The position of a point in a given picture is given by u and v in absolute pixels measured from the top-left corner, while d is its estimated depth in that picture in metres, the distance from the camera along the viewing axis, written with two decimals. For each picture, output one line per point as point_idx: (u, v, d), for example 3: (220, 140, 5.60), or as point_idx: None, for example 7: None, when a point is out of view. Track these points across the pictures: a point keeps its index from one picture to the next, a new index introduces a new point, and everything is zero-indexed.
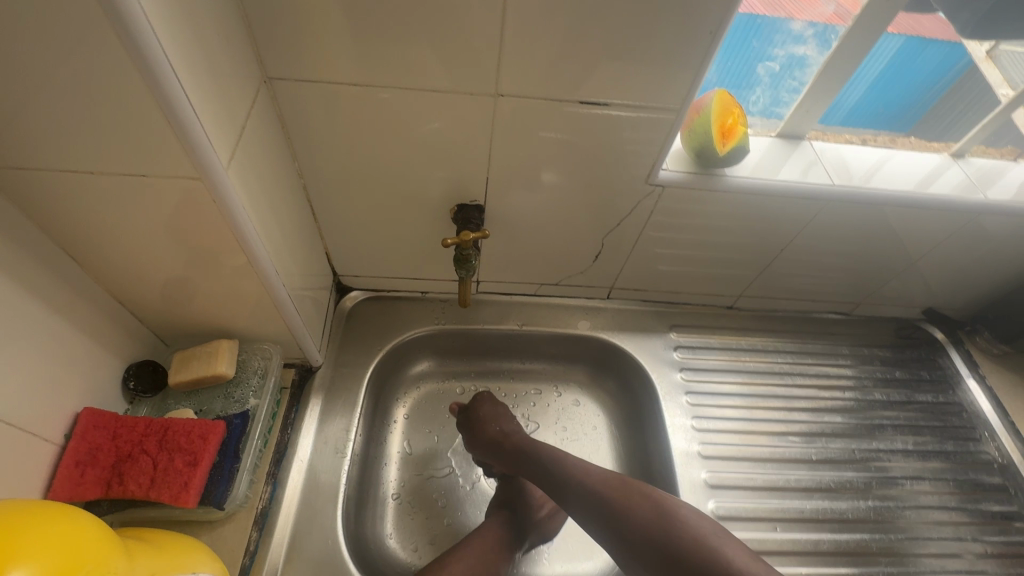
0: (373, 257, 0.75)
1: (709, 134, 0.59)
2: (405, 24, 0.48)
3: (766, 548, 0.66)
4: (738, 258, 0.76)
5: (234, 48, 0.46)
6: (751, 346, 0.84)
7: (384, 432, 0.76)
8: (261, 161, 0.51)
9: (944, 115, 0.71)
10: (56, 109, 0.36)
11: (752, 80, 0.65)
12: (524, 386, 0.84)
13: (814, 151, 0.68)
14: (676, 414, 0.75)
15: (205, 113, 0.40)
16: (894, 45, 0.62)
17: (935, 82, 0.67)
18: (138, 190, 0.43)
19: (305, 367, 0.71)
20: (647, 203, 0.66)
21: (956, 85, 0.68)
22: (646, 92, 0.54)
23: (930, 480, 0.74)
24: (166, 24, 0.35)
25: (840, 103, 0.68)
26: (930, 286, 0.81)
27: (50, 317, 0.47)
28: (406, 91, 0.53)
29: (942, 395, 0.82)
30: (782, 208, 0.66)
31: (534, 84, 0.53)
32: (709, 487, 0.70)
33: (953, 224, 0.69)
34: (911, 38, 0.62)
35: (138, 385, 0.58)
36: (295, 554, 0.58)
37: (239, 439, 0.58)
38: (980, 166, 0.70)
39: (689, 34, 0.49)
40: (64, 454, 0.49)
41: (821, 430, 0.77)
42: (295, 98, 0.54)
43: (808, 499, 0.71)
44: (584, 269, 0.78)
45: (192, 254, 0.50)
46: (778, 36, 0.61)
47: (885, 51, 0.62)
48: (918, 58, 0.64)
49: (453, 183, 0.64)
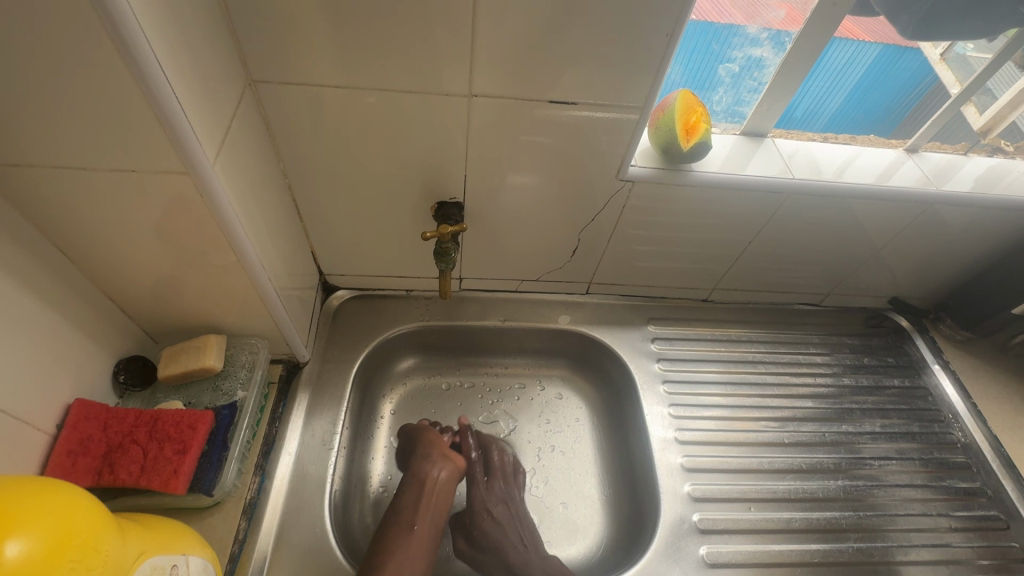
0: (359, 257, 0.77)
1: (674, 131, 0.63)
2: (381, 30, 0.51)
3: (741, 527, 0.69)
4: (708, 252, 0.79)
5: (219, 52, 0.48)
6: (726, 336, 0.87)
7: (371, 428, 0.78)
8: (246, 160, 0.54)
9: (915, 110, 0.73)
10: (52, 108, 0.39)
11: (714, 82, 0.69)
12: (509, 381, 0.86)
13: (777, 148, 0.72)
14: (653, 403, 0.78)
15: (191, 110, 0.43)
16: (871, 53, 0.66)
17: (907, 89, 0.71)
18: (127, 186, 0.45)
19: (292, 362, 0.73)
20: (619, 199, 0.69)
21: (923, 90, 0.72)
22: (612, 92, 0.58)
23: (898, 459, 0.77)
24: (154, 27, 0.38)
25: (821, 110, 0.73)
26: (894, 276, 0.85)
27: (43, 310, 0.49)
28: (385, 92, 0.56)
29: (908, 379, 0.85)
30: (747, 202, 0.70)
31: (507, 83, 0.56)
32: (685, 471, 0.72)
33: (909, 214, 0.72)
34: (887, 46, 0.66)
35: (128, 379, 0.60)
36: (283, 542, 0.60)
37: (228, 429, 0.60)
38: (934, 161, 0.74)
39: (646, 37, 0.53)
40: (56, 443, 0.51)
41: (793, 415, 0.79)
42: (279, 101, 0.56)
43: (781, 480, 0.73)
44: (562, 265, 0.81)
45: (181, 250, 0.52)
46: (736, 39, 0.64)
47: (863, 58, 0.66)
48: (893, 68, 0.68)
49: (433, 182, 0.66)
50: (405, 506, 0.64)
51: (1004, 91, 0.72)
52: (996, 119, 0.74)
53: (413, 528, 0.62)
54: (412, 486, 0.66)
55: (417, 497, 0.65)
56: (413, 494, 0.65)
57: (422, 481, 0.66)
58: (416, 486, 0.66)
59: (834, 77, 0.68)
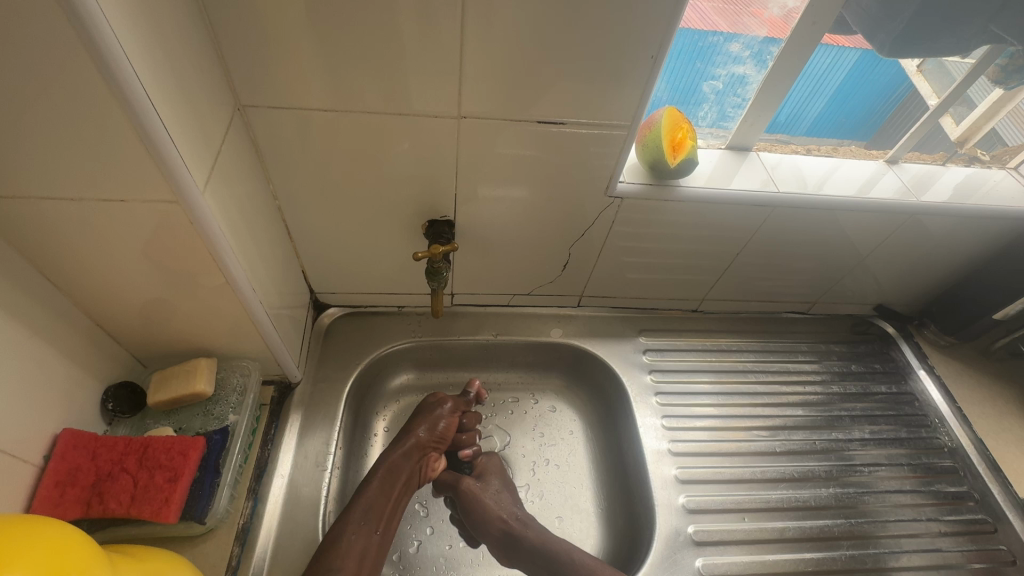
0: (349, 275, 0.77)
1: (661, 148, 0.64)
2: (370, 55, 0.51)
3: (736, 538, 0.69)
4: (699, 263, 0.80)
5: (208, 78, 0.48)
6: (717, 346, 0.88)
7: (365, 446, 0.77)
8: (236, 183, 0.54)
9: (898, 123, 0.75)
10: (40, 141, 0.39)
11: (699, 98, 0.70)
12: (502, 395, 0.86)
13: (761, 162, 0.73)
14: (647, 414, 0.78)
15: (181, 140, 0.43)
16: (851, 58, 0.67)
17: (886, 98, 0.73)
18: (115, 214, 0.45)
19: (283, 383, 0.72)
20: (609, 213, 0.70)
21: (900, 103, 0.73)
22: (599, 111, 0.59)
23: (887, 465, 0.78)
24: (143, 60, 0.38)
25: (804, 115, 0.73)
26: (880, 283, 0.86)
27: (31, 339, 0.49)
28: (374, 115, 0.56)
29: (896, 386, 0.86)
30: (734, 215, 0.71)
31: (495, 104, 0.57)
32: (679, 482, 0.73)
33: (893, 224, 0.74)
34: (867, 53, 0.67)
35: (116, 407, 0.59)
36: (278, 566, 0.59)
37: (219, 455, 0.59)
38: (914, 172, 0.76)
39: (632, 59, 0.54)
40: (43, 476, 0.50)
41: (784, 424, 0.80)
42: (268, 124, 0.56)
43: (774, 489, 0.74)
44: (554, 279, 0.81)
45: (171, 275, 0.52)
46: (719, 57, 0.65)
47: (844, 63, 0.68)
48: (872, 74, 0.69)
49: (423, 200, 0.67)
50: (374, 506, 0.63)
51: (981, 100, 0.74)
52: (972, 129, 0.77)
53: (375, 535, 0.61)
54: (379, 480, 0.65)
55: (384, 499, 0.64)
56: (381, 496, 0.64)
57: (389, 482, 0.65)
58: (386, 486, 0.65)
59: (816, 84, 0.69)
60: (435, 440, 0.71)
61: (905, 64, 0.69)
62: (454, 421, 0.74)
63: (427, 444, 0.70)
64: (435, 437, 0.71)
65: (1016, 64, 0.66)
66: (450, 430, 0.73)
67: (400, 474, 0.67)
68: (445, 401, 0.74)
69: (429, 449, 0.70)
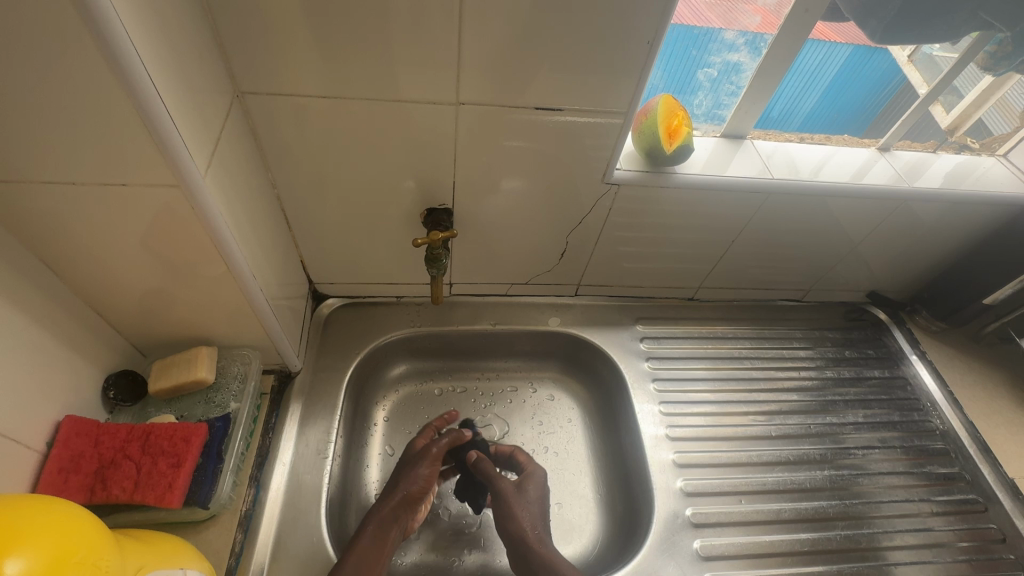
0: (347, 264, 0.77)
1: (656, 134, 0.64)
2: (368, 40, 0.51)
3: (733, 520, 0.70)
4: (694, 251, 0.81)
5: (207, 64, 0.48)
6: (712, 333, 0.89)
7: (365, 435, 0.78)
8: (236, 170, 0.54)
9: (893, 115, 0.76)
10: (40, 125, 0.39)
11: (694, 86, 0.71)
12: (501, 384, 0.87)
13: (756, 149, 0.74)
14: (644, 401, 0.79)
15: (182, 124, 0.43)
16: (844, 52, 0.68)
17: (879, 89, 0.74)
18: (117, 201, 0.45)
19: (284, 372, 0.72)
20: (605, 201, 0.71)
21: (894, 100, 0.75)
22: (596, 98, 0.59)
23: (880, 448, 0.79)
24: (144, 40, 0.38)
25: (798, 110, 0.75)
26: (872, 271, 0.88)
27: (31, 327, 0.49)
28: (373, 102, 0.57)
29: (888, 370, 0.88)
30: (729, 202, 0.72)
31: (494, 91, 0.57)
32: (677, 467, 0.73)
33: (885, 210, 0.75)
34: (858, 48, 0.69)
35: (118, 395, 0.59)
36: (280, 553, 0.60)
37: (222, 441, 0.60)
38: (906, 159, 0.76)
39: (629, 43, 0.54)
40: (47, 461, 0.50)
41: (779, 409, 0.81)
42: (267, 112, 0.56)
43: (770, 472, 0.75)
44: (551, 268, 0.82)
45: (171, 263, 0.52)
46: (713, 45, 0.66)
47: (837, 56, 0.69)
48: (865, 66, 0.71)
49: (421, 189, 0.67)
50: (364, 560, 0.58)
51: (970, 89, 0.75)
52: (961, 118, 0.79)
53: None
54: (372, 531, 0.61)
55: (375, 558, 0.59)
56: (371, 559, 0.59)
57: (380, 538, 0.61)
58: (375, 543, 0.60)
59: (809, 77, 0.71)
60: (417, 493, 0.66)
61: (898, 55, 0.71)
62: (433, 470, 0.68)
63: (412, 499, 0.66)
64: (416, 491, 0.66)
65: (1005, 52, 0.66)
66: (432, 480, 0.68)
67: (390, 526, 0.63)
68: (429, 450, 0.69)
69: (413, 503, 0.66)
